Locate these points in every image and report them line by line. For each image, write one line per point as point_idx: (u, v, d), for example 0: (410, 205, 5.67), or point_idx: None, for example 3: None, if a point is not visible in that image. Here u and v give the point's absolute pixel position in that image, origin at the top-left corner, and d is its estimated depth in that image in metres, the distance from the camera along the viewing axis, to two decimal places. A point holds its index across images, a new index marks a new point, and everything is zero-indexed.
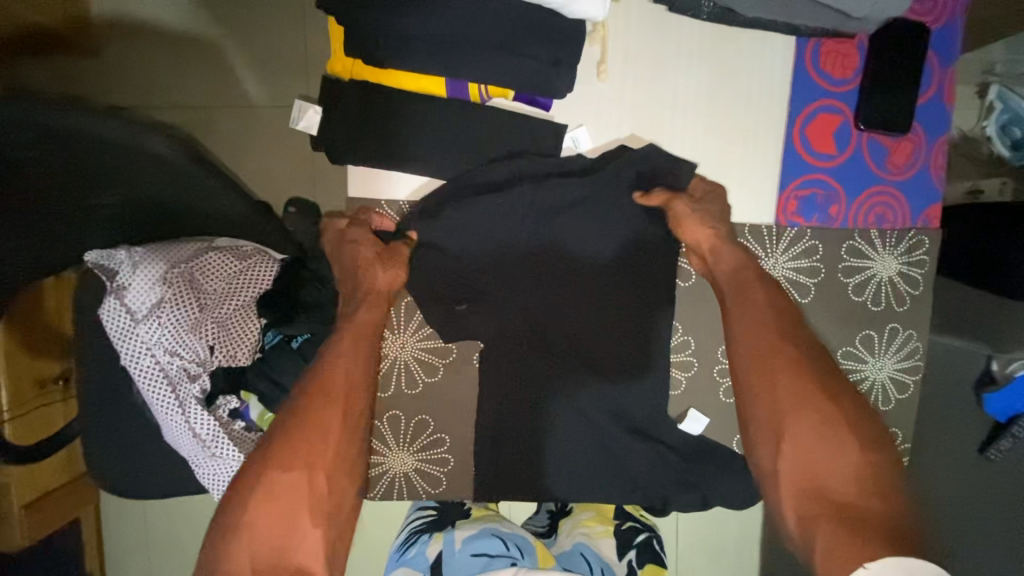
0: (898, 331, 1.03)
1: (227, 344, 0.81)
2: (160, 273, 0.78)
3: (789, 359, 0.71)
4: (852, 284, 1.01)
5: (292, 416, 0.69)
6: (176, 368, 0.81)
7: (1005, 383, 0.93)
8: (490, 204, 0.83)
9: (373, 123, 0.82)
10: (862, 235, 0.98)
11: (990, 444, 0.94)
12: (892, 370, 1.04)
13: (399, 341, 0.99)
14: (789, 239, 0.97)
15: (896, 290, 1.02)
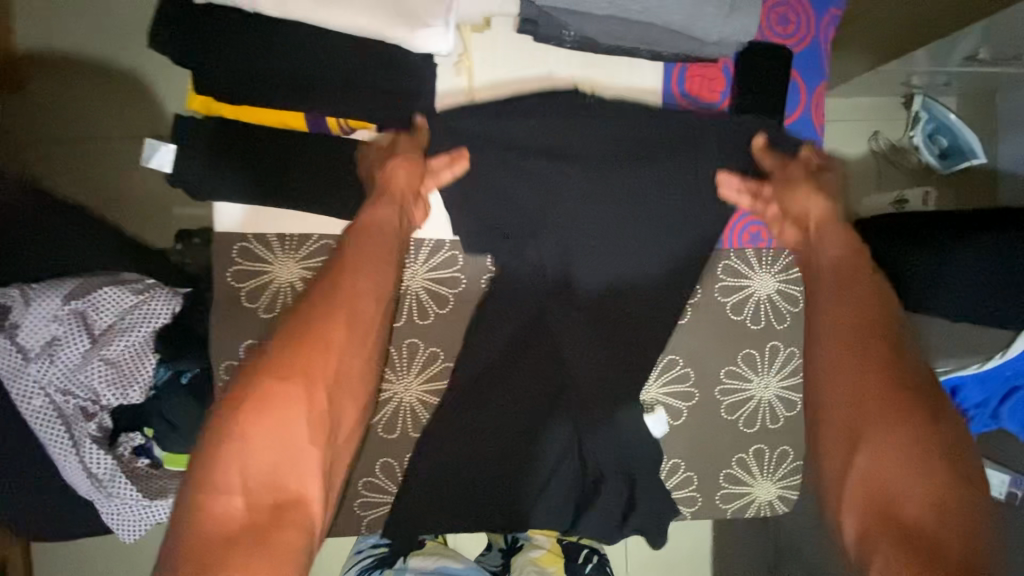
0: (780, 348, 0.96)
1: (120, 382, 0.79)
2: (52, 309, 0.77)
3: (875, 346, 0.66)
4: (730, 303, 0.95)
5: (294, 328, 0.65)
6: (72, 407, 0.79)
7: None
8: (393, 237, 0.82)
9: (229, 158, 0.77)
10: (738, 254, 0.93)
11: None
12: (778, 388, 0.97)
13: None
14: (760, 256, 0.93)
15: (776, 307, 0.96)
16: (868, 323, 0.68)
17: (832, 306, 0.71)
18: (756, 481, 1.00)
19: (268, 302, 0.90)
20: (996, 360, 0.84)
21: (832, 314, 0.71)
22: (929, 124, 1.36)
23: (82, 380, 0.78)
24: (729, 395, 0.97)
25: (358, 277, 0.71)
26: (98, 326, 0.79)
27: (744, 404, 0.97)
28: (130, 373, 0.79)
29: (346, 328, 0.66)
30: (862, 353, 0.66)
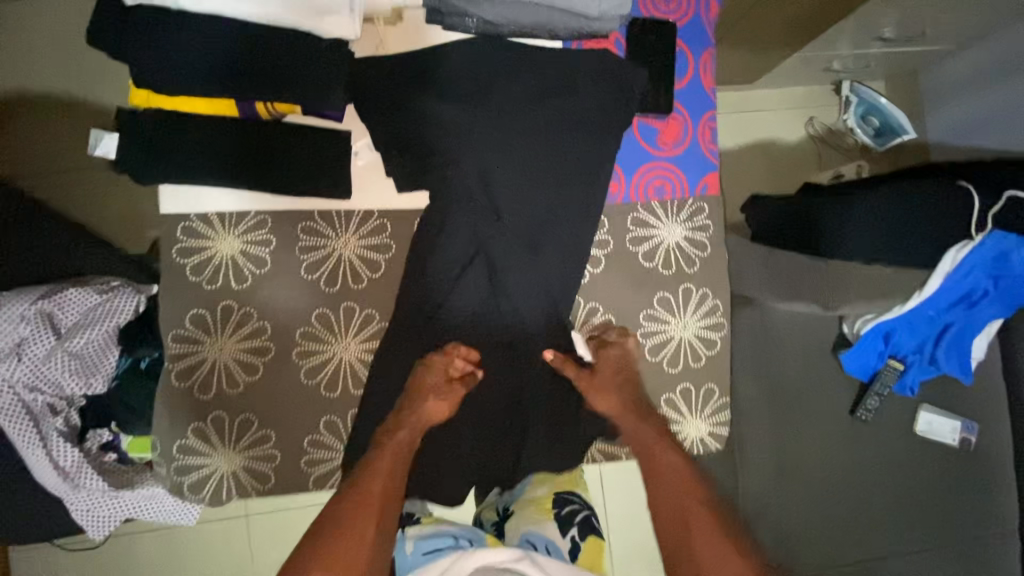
0: (693, 290, 0.81)
1: (84, 372, 0.83)
2: (17, 309, 0.81)
3: (702, 513, 0.67)
4: (640, 248, 0.81)
5: (313, 543, 0.58)
6: (39, 403, 0.83)
7: (855, 342, 0.98)
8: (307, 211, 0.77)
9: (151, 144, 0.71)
10: (646, 207, 0.80)
11: (859, 404, 1.02)
12: (697, 328, 0.82)
13: (213, 345, 0.68)
14: (688, 209, 0.81)
15: (684, 254, 0.82)
16: (684, 479, 0.70)
17: (663, 473, 0.71)
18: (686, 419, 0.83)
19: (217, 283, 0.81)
20: (914, 299, 0.89)
21: (679, 482, 0.70)
22: (859, 107, 1.43)
23: (47, 374, 0.82)
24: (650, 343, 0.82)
25: (379, 474, 0.64)
26: (63, 324, 0.84)
27: (661, 351, 0.82)
28: (93, 364, 0.84)
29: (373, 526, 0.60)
30: (692, 524, 0.66)
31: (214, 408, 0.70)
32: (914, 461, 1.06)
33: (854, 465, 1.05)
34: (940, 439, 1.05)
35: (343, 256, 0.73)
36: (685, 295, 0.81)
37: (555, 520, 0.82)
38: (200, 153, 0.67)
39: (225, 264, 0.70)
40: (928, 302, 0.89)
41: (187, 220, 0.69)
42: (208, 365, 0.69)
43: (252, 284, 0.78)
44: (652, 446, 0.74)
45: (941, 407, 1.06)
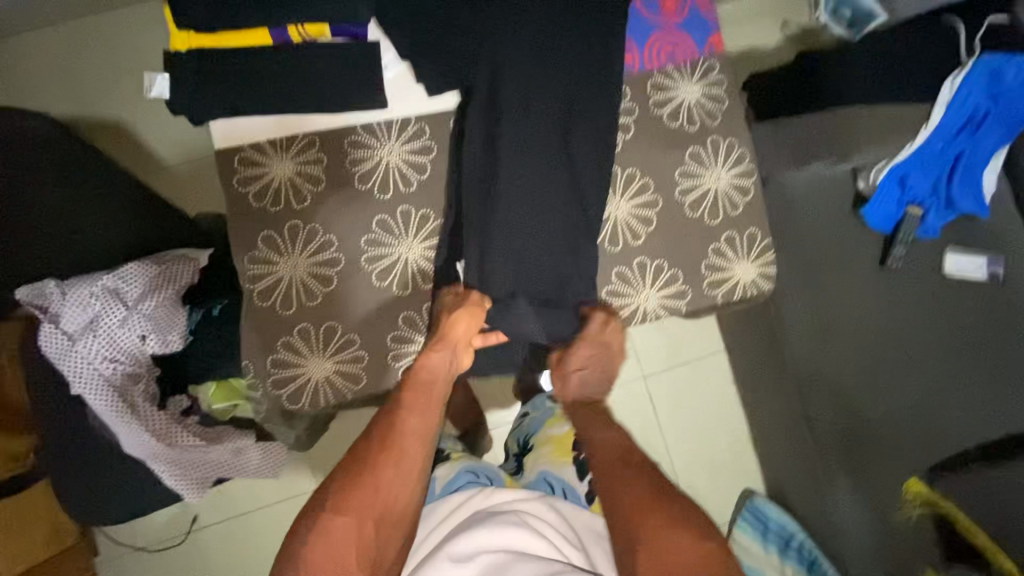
0: (721, 141, 0.81)
1: (160, 330, 0.88)
2: (85, 288, 0.85)
3: (642, 482, 0.77)
4: (665, 113, 0.81)
5: (355, 458, 0.73)
6: (120, 373, 0.87)
7: (873, 193, 1.03)
8: (366, 118, 0.77)
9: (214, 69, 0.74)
10: (662, 72, 0.81)
11: (887, 253, 1.06)
12: (732, 179, 0.81)
13: (287, 262, 0.76)
14: (700, 68, 0.82)
15: (706, 110, 0.81)
16: (624, 451, 0.83)
17: (594, 442, 0.85)
18: (735, 264, 0.81)
19: (272, 200, 0.76)
20: (922, 133, 0.95)
21: (600, 443, 0.84)
22: None
23: (126, 343, 0.86)
24: (688, 196, 0.80)
25: (413, 412, 0.76)
26: (130, 295, 0.87)
27: (700, 201, 0.80)
28: (166, 323, 0.88)
29: (397, 451, 0.73)
30: (618, 471, 0.80)
31: (298, 320, 0.76)
32: (953, 301, 1.09)
33: (893, 315, 1.09)
34: (967, 276, 1.08)
35: (392, 164, 0.78)
36: (714, 146, 0.81)
37: (573, 464, 0.92)
38: (240, 84, 0.72)
39: (282, 187, 0.76)
40: (937, 133, 0.95)
41: (240, 152, 0.76)
42: (284, 283, 0.76)
43: (309, 196, 0.77)
44: (587, 424, 0.88)
45: (966, 246, 1.10)
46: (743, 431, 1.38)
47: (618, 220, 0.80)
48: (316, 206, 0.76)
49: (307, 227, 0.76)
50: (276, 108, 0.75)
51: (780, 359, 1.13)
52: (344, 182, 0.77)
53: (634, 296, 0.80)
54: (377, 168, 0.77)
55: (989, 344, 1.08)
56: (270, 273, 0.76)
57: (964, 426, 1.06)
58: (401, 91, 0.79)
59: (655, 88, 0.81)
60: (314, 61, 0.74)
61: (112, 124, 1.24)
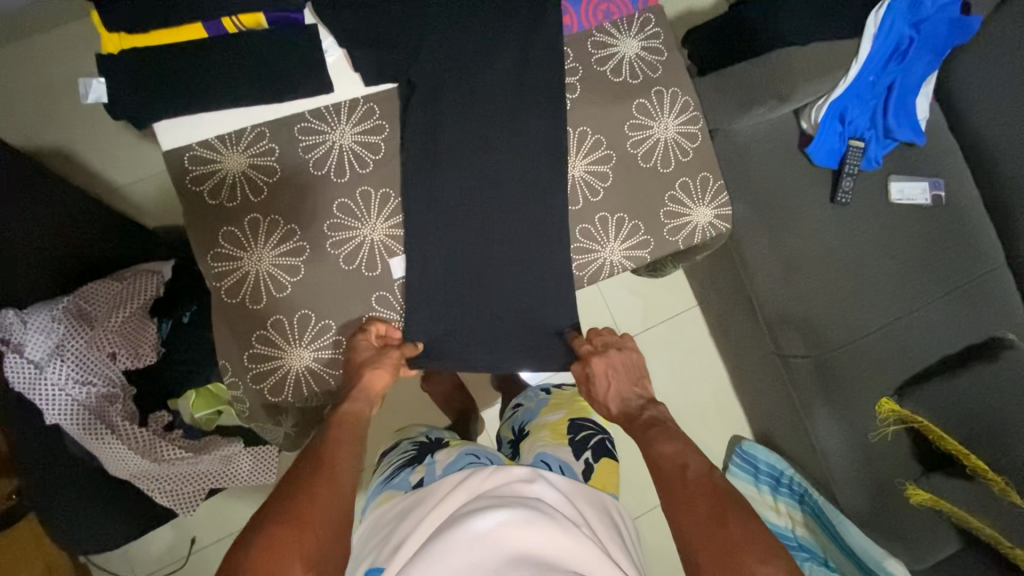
0: (664, 92, 0.83)
1: (131, 345, 0.88)
2: (44, 312, 0.83)
3: (703, 494, 0.66)
4: (606, 71, 0.83)
5: (285, 494, 0.61)
6: (96, 396, 0.85)
7: (817, 131, 1.07)
8: (311, 105, 0.77)
9: (149, 70, 0.71)
10: (601, 31, 0.83)
11: (837, 188, 1.11)
12: (678, 128, 0.83)
13: (252, 254, 0.75)
14: (636, 22, 0.84)
15: (647, 64, 0.83)
16: (684, 473, 0.69)
17: (652, 456, 0.73)
18: (693, 210, 0.84)
19: (227, 196, 0.76)
20: (853, 68, 0.98)
21: (659, 456, 0.72)
22: None
23: (96, 363, 0.84)
24: (638, 149, 0.83)
25: (342, 446, 0.69)
26: (94, 313, 0.87)
27: (648, 152, 0.83)
28: (136, 337, 0.88)
29: (332, 481, 0.64)
30: (683, 498, 0.66)
31: (268, 313, 0.76)
32: (899, 227, 1.15)
33: (849, 247, 1.14)
34: (914, 202, 1.15)
35: (345, 148, 0.78)
36: (659, 97, 0.83)
37: (569, 444, 0.94)
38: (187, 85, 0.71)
39: (238, 183, 0.76)
40: (868, 66, 0.98)
41: (191, 151, 0.76)
42: (251, 277, 0.76)
43: (264, 187, 0.77)
44: (644, 436, 0.76)
45: (908, 174, 1.15)
46: (725, 383, 1.43)
47: (575, 178, 0.82)
48: (274, 196, 0.76)
49: (267, 219, 0.76)
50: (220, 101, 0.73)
51: (751, 303, 1.18)
52: (299, 169, 0.77)
53: (600, 251, 0.82)
54: (330, 152, 0.77)
55: (939, 263, 1.14)
56: (236, 269, 0.76)
57: (926, 343, 1.12)
58: (342, 75, 0.79)
59: (596, 45, 0.83)
60: (250, 48, 0.72)
61: (50, 147, 1.20)
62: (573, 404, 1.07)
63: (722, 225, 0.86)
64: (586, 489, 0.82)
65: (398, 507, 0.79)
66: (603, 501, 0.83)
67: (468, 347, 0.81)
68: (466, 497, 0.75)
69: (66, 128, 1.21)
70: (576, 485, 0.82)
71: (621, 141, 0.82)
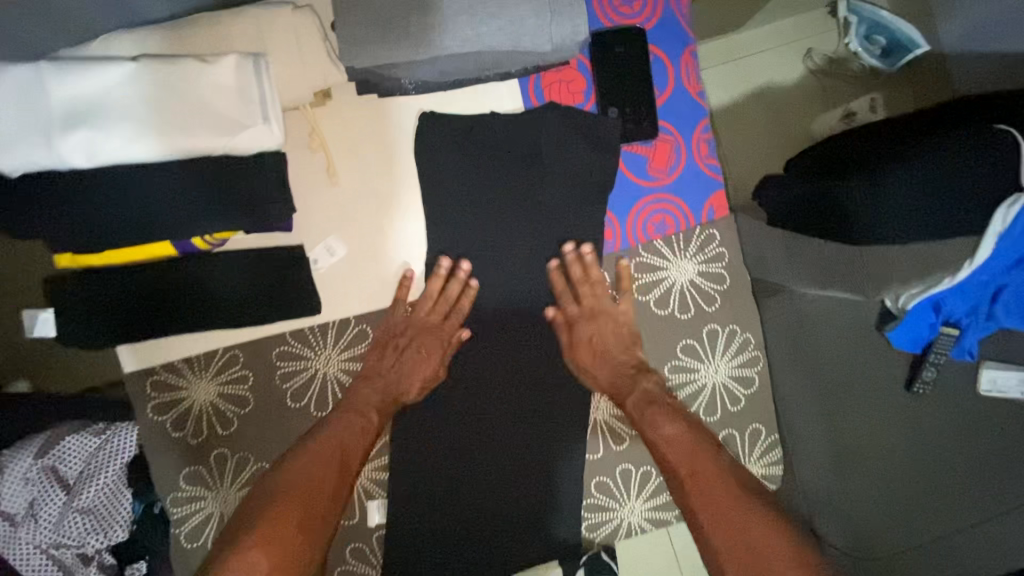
0: (720, 331, 1.04)
1: (101, 527, 0.82)
2: (20, 471, 0.79)
3: (719, 493, 0.70)
4: (652, 299, 1.01)
5: (301, 459, 0.75)
6: (70, 556, 0.81)
7: (904, 316, 0.89)
8: (287, 353, 0.90)
9: (141, 293, 0.83)
10: (650, 248, 1.00)
11: (915, 377, 0.94)
12: (726, 372, 1.05)
13: (220, 497, 0.91)
14: (699, 241, 1.02)
15: (700, 290, 1.03)
16: (681, 449, 0.77)
17: (651, 435, 0.81)
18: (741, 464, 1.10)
19: (194, 428, 0.91)
20: (966, 270, 0.77)
21: (665, 440, 0.79)
22: (861, 26, 1.19)
23: (66, 530, 0.81)
24: (680, 387, 1.04)
25: (345, 426, 0.81)
26: (69, 477, 0.82)
27: (693, 389, 1.04)
28: (108, 515, 0.83)
29: (330, 466, 0.75)
30: (691, 472, 0.74)
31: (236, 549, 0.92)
32: (982, 421, 0.97)
33: (919, 440, 0.98)
34: (1005, 395, 0.96)
35: (329, 374, 0.91)
36: (711, 338, 1.04)
37: (562, 566, 0.92)
38: (200, 304, 0.85)
39: (202, 412, 0.91)
40: (982, 268, 0.79)
41: (154, 376, 0.90)
42: (214, 516, 0.92)
43: (231, 417, 0.92)
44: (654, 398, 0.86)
45: (1004, 362, 0.97)
46: None
47: (598, 419, 0.94)
48: (246, 428, 0.92)
49: (234, 456, 0.91)
50: (226, 318, 0.86)
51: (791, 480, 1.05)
52: (277, 401, 0.91)
53: (620, 509, 0.94)
54: (311, 384, 0.91)
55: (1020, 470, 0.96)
56: (196, 504, 0.92)
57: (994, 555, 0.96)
58: (337, 280, 0.91)
59: (646, 280, 1.01)
60: (223, 271, 0.85)
61: None
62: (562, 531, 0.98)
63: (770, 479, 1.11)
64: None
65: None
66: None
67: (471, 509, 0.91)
68: None
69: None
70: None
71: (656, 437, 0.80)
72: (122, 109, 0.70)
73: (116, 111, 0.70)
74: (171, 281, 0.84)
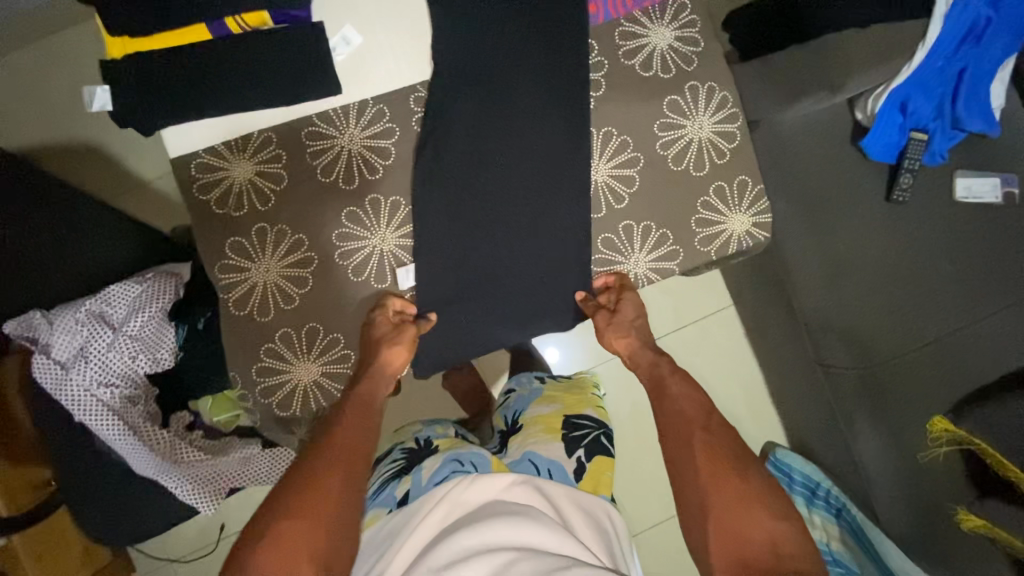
0: (702, 89, 0.90)
1: (151, 349, 0.88)
2: (72, 316, 0.85)
3: (719, 455, 0.74)
4: (635, 63, 0.89)
5: (316, 460, 0.70)
6: (118, 397, 0.87)
7: (873, 122, 0.97)
8: (318, 126, 0.85)
9: (169, 71, 0.76)
10: (628, 19, 0.89)
11: (894, 185, 1.01)
12: (712, 129, 0.90)
13: (261, 266, 0.85)
14: (672, 10, 0.90)
15: (680, 55, 0.90)
16: (694, 423, 0.78)
17: (672, 403, 0.83)
18: (728, 217, 0.92)
19: (234, 203, 0.85)
20: (920, 53, 0.87)
21: (676, 403, 0.82)
22: None
23: (118, 367, 0.87)
24: (664, 142, 0.90)
25: (355, 426, 0.76)
26: (115, 319, 0.87)
27: (676, 146, 0.90)
28: (154, 343, 0.88)
29: (345, 473, 0.70)
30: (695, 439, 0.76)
31: (279, 325, 0.86)
32: (965, 224, 1.03)
33: (903, 249, 1.04)
34: (982, 201, 1.03)
35: (353, 150, 0.86)
36: (693, 94, 0.90)
37: (561, 441, 0.96)
38: (226, 79, 0.77)
39: (242, 188, 0.85)
40: (937, 52, 0.88)
41: (199, 158, 0.84)
42: (258, 286, 0.85)
43: (271, 196, 0.85)
44: (666, 378, 0.87)
45: (977, 171, 1.03)
46: (761, 383, 1.35)
47: (599, 181, 0.90)
48: (281, 206, 0.85)
49: (273, 228, 0.85)
50: (248, 94, 0.79)
51: (790, 306, 1.10)
52: (309, 177, 0.85)
53: (626, 262, 0.91)
54: (340, 156, 0.86)
55: (1005, 271, 1.02)
56: (239, 275, 0.85)
57: (984, 356, 1.02)
58: (359, 66, 0.84)
59: (627, 41, 0.89)
60: (249, 47, 0.77)
61: (70, 143, 1.18)
62: (568, 398, 1.08)
63: (758, 233, 0.92)
64: (577, 493, 0.86)
65: (380, 530, 0.80)
66: (596, 504, 0.87)
67: (493, 331, 0.91)
68: (448, 510, 0.78)
69: (64, 112, 1.18)
70: (566, 491, 0.86)
71: (676, 401, 0.82)
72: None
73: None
74: (192, 60, 0.76)
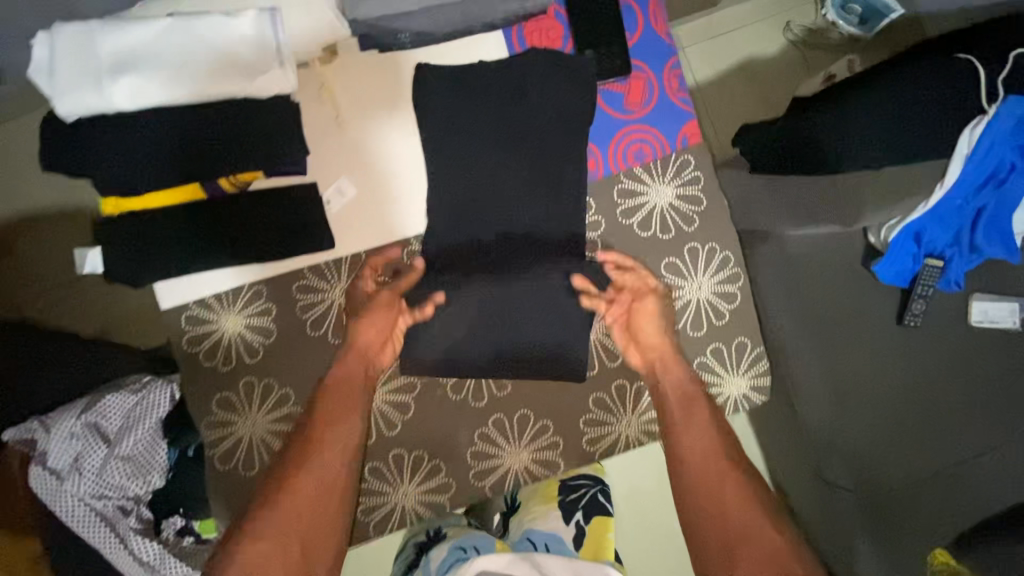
0: (700, 250, 1.10)
1: (140, 473, 0.90)
2: (69, 427, 0.86)
3: (736, 514, 0.78)
4: (635, 222, 1.09)
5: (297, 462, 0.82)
6: (111, 507, 0.88)
7: (886, 250, 0.94)
8: (308, 279, 1.00)
9: (175, 230, 0.90)
10: (630, 176, 1.08)
11: (905, 310, 0.98)
12: (710, 289, 1.10)
13: (249, 419, 1.00)
14: (676, 167, 1.08)
15: (681, 213, 1.09)
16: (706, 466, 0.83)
17: (676, 434, 0.89)
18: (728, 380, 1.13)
19: (223, 357, 1.01)
20: (938, 193, 0.84)
21: (682, 438, 0.88)
22: None
23: (113, 478, 0.88)
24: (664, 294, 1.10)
25: (335, 427, 0.88)
26: (110, 431, 0.89)
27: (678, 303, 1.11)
28: (146, 463, 0.90)
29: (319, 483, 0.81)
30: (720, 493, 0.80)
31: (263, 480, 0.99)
32: (976, 347, 1.00)
33: (910, 369, 1.01)
34: (998, 325, 0.99)
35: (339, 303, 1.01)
36: (691, 256, 1.10)
37: (559, 508, 1.01)
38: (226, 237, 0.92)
39: (231, 343, 1.00)
40: (957, 191, 0.84)
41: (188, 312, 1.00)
42: (246, 440, 1.00)
43: (259, 348, 1.01)
44: (693, 404, 0.92)
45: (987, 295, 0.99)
46: None
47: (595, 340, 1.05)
48: (270, 358, 1.01)
49: (261, 382, 1.01)
50: (247, 241, 0.93)
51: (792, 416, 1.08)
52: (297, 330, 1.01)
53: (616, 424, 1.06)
54: (326, 314, 1.01)
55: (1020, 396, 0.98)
56: (226, 430, 1.00)
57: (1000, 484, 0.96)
58: (351, 212, 1.00)
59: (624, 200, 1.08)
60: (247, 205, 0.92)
61: None
62: None
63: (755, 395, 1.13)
64: (576, 561, 0.85)
65: None
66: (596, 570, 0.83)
67: None
68: None
69: None
70: (565, 561, 0.85)
71: (690, 429, 0.89)
72: (158, 59, 0.84)
73: (152, 59, 0.83)
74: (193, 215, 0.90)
